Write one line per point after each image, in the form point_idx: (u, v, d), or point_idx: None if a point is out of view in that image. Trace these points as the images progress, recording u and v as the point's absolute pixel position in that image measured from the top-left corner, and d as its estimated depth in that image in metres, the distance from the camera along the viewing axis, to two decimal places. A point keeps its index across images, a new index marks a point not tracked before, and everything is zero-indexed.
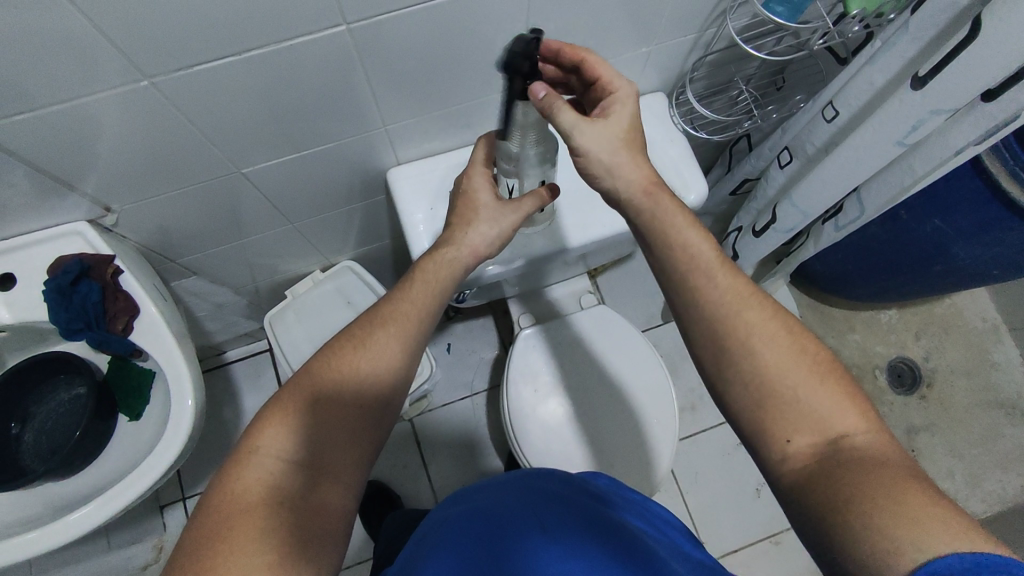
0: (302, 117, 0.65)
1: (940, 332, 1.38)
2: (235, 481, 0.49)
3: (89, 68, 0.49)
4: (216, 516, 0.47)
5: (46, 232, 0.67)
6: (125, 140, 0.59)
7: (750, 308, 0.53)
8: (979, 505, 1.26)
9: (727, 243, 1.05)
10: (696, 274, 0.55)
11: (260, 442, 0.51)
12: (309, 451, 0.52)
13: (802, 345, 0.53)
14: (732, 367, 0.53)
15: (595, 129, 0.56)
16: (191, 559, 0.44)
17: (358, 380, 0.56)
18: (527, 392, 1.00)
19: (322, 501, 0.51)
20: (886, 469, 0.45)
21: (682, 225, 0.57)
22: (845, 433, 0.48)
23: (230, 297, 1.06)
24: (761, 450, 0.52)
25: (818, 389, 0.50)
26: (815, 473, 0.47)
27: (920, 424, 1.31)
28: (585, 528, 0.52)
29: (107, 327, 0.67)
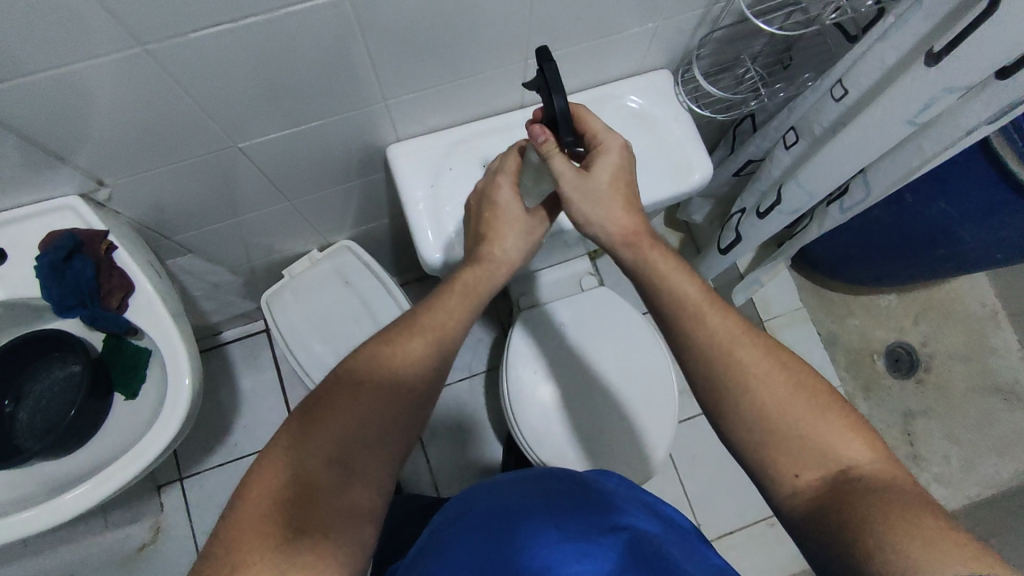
0: (301, 90, 0.63)
1: (940, 317, 1.38)
2: (271, 473, 0.49)
3: (82, 33, 0.48)
4: (251, 509, 0.46)
5: (40, 206, 0.65)
6: (119, 111, 0.58)
7: (745, 347, 0.56)
8: (973, 488, 1.27)
9: (730, 225, 1.01)
10: (687, 318, 0.59)
11: (298, 436, 0.51)
12: (347, 448, 0.52)
13: (798, 376, 0.55)
14: (738, 403, 0.55)
15: (583, 178, 0.62)
16: (227, 550, 0.44)
17: (393, 385, 0.56)
18: (526, 374, 1.00)
19: (355, 502, 0.50)
20: (898, 500, 0.47)
21: (666, 272, 0.61)
22: (851, 464, 0.50)
23: (226, 276, 1.04)
24: (768, 488, 0.53)
25: (820, 419, 0.52)
26: (824, 507, 0.49)
27: (917, 409, 1.32)
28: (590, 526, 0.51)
29: (101, 305, 0.66)
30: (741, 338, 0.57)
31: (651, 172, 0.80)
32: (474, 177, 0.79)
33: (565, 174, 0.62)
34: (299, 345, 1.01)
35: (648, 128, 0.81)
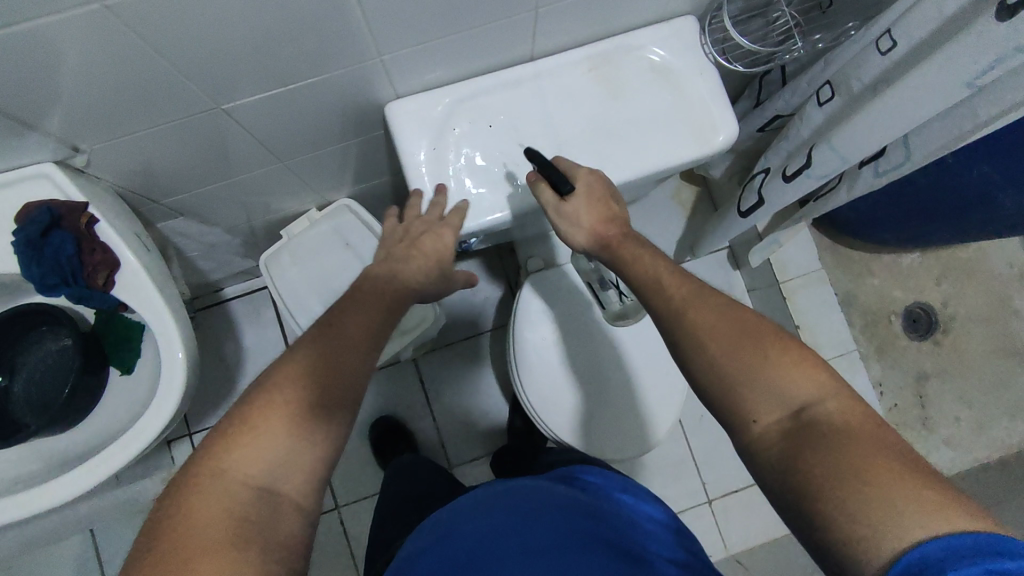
0: (286, 47, 0.57)
1: (963, 277, 1.33)
2: (192, 511, 0.46)
3: None
4: (170, 554, 0.44)
5: (12, 174, 0.60)
6: (83, 74, 0.52)
7: (696, 305, 0.56)
8: (982, 450, 1.25)
9: (752, 186, 0.94)
10: (649, 290, 0.60)
11: (220, 469, 0.49)
12: (271, 474, 0.50)
13: (745, 320, 0.54)
14: (691, 360, 0.54)
15: (565, 209, 0.66)
16: None
17: (322, 384, 0.55)
18: (533, 338, 0.97)
19: (287, 529, 0.49)
20: (857, 439, 0.45)
21: (643, 255, 0.62)
22: (807, 405, 0.48)
23: (222, 236, 1.00)
24: (734, 435, 0.52)
25: (770, 361, 0.50)
26: (783, 454, 0.47)
27: (931, 371, 1.29)
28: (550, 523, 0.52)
29: (85, 283, 0.62)
30: (695, 298, 0.56)
31: (673, 133, 0.74)
32: (482, 138, 0.74)
33: (549, 203, 0.67)
34: (300, 308, 0.98)
35: (670, 85, 0.74)
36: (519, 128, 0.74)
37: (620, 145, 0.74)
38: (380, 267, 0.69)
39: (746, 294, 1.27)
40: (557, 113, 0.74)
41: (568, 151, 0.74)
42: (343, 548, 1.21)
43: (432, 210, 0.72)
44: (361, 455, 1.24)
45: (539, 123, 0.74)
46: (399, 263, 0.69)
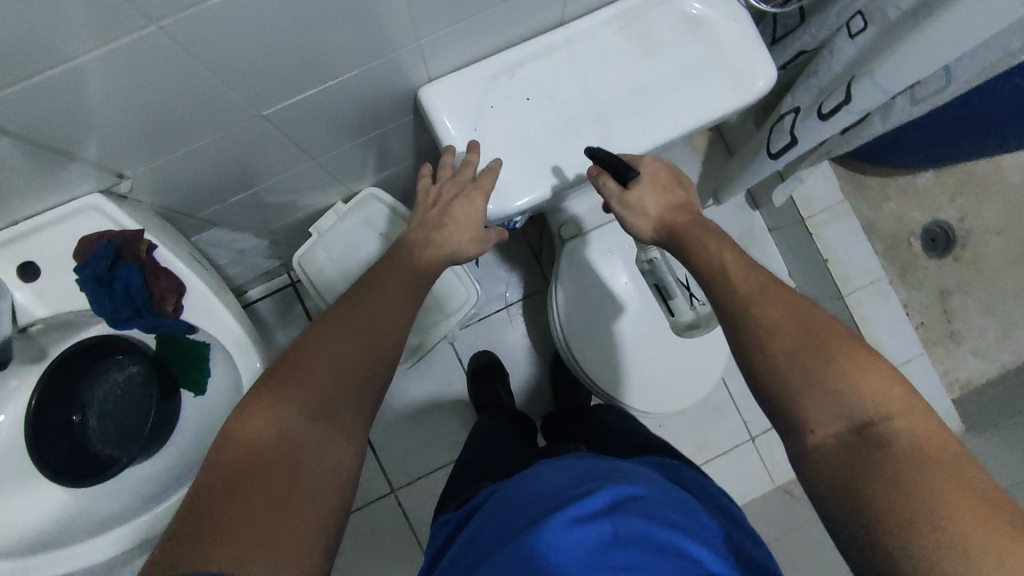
0: (327, 43, 0.55)
1: (978, 190, 1.34)
2: (243, 431, 0.49)
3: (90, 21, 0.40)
4: (224, 472, 0.47)
5: (60, 210, 0.59)
6: (128, 98, 0.50)
7: (763, 300, 0.54)
8: (1010, 356, 1.29)
9: (782, 125, 0.93)
10: (712, 283, 0.58)
11: (270, 396, 0.51)
12: (319, 403, 0.52)
13: (812, 319, 0.52)
14: (752, 353, 0.53)
15: (629, 199, 0.67)
16: (199, 517, 0.44)
17: (369, 335, 0.57)
18: (578, 306, 0.99)
19: (338, 458, 0.51)
20: (925, 466, 0.43)
21: (711, 247, 0.61)
22: (875, 420, 0.46)
23: (251, 241, 0.99)
24: (789, 441, 0.51)
25: (836, 368, 0.49)
26: (841, 466, 0.46)
27: (954, 286, 1.31)
28: (610, 517, 0.44)
29: (155, 310, 0.61)
30: (759, 293, 0.55)
31: (711, 86, 0.73)
32: (519, 112, 0.72)
33: (612, 193, 0.68)
34: None
35: (704, 36, 0.72)
36: (556, 98, 0.72)
37: (661, 104, 0.73)
38: (415, 232, 0.70)
39: (767, 232, 1.32)
40: (592, 78, 0.72)
41: (609, 115, 0.72)
42: (406, 528, 1.23)
43: (464, 170, 0.70)
44: (410, 438, 1.25)
45: (575, 91, 0.72)
46: (437, 229, 0.69)
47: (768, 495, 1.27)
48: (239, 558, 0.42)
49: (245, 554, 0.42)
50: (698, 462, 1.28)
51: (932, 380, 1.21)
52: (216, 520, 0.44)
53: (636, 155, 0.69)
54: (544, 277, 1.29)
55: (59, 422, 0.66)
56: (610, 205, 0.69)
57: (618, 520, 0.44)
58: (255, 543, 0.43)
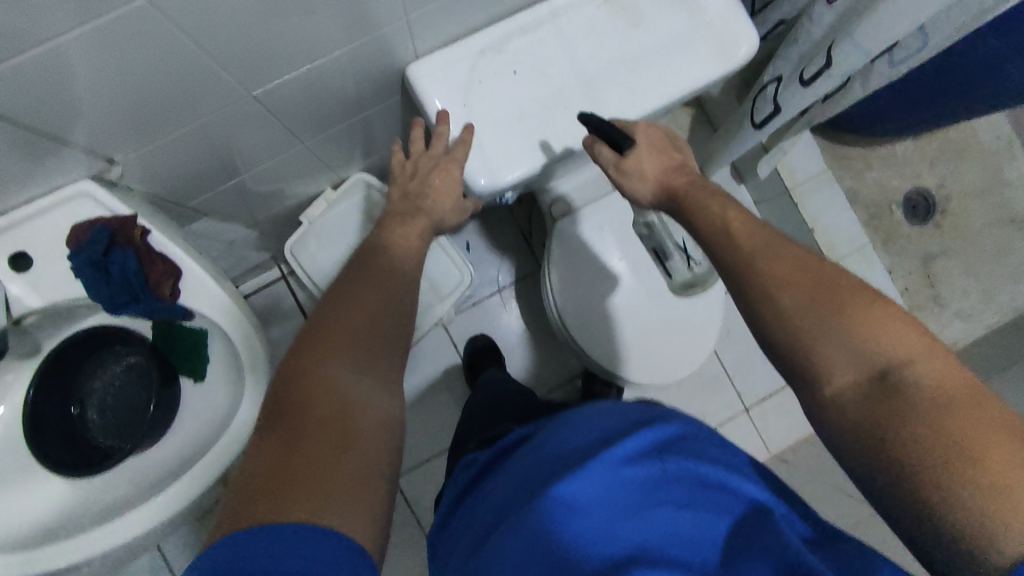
0: (318, 19, 0.55)
1: (956, 157, 1.37)
2: (297, 398, 0.50)
3: None
4: (286, 439, 0.48)
5: (51, 198, 0.59)
6: (119, 78, 0.50)
7: (769, 257, 0.55)
8: (992, 316, 1.33)
9: (764, 95, 0.94)
10: (717, 241, 0.59)
11: (312, 366, 0.53)
12: (360, 365, 0.54)
13: (818, 270, 0.52)
14: (761, 311, 0.53)
15: (626, 165, 0.67)
16: (264, 484, 0.45)
17: (385, 304, 0.61)
18: (573, 281, 1.00)
19: (384, 414, 0.53)
20: (951, 409, 0.44)
21: (715, 206, 0.61)
22: (895, 365, 0.47)
23: (241, 232, 0.98)
24: (804, 392, 0.52)
25: (848, 317, 0.49)
26: (865, 414, 0.47)
27: (936, 251, 1.34)
28: (659, 455, 0.47)
29: (154, 295, 0.61)
30: (763, 249, 0.55)
31: (697, 53, 0.74)
32: (509, 86, 0.72)
33: (609, 162, 0.68)
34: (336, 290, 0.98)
35: (685, 5, 0.73)
36: (545, 71, 0.72)
37: (647, 74, 0.73)
38: (401, 203, 0.73)
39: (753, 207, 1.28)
40: (580, 50, 0.73)
41: (595, 87, 0.73)
42: (410, 515, 1.23)
43: (438, 143, 0.71)
44: (409, 426, 1.25)
45: (564, 63, 0.73)
46: (421, 200, 0.72)
47: (765, 464, 1.30)
48: (313, 508, 0.44)
49: (317, 505, 0.44)
50: None
51: None
52: (284, 474, 0.45)
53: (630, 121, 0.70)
54: (535, 259, 1.30)
55: (56, 414, 0.66)
56: (608, 174, 0.70)
57: (667, 458, 0.47)
58: (324, 494, 0.45)
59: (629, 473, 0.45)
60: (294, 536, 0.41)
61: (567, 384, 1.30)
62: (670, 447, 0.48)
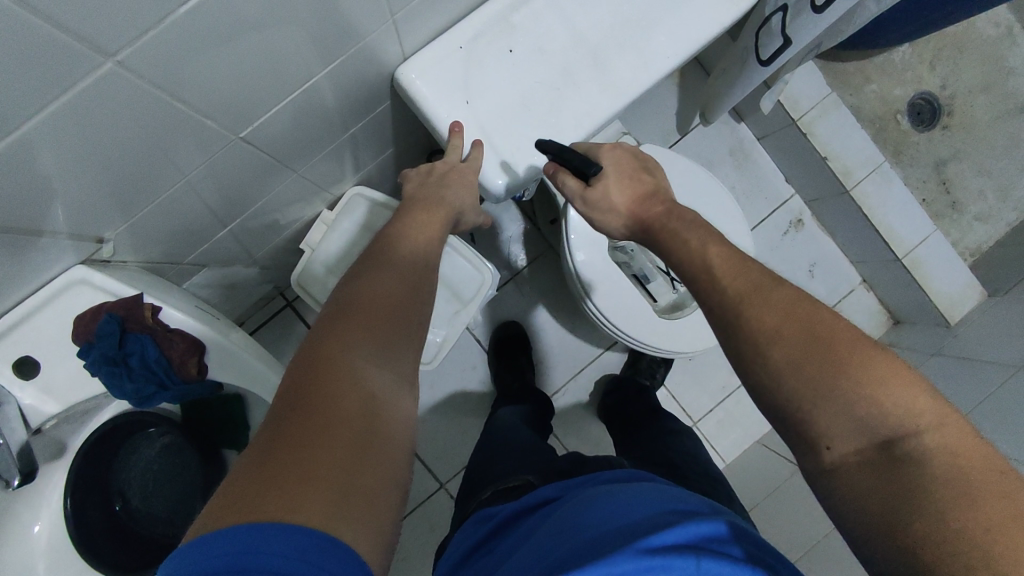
0: (299, 44, 0.49)
1: (954, 54, 1.20)
2: (317, 379, 0.41)
3: (41, 71, 0.34)
4: (297, 423, 0.39)
5: (45, 293, 0.54)
6: (92, 152, 0.44)
7: (758, 301, 0.49)
8: (1015, 214, 1.16)
9: (770, 26, 0.87)
10: (701, 275, 0.54)
11: (333, 348, 0.44)
12: (383, 356, 0.46)
13: (816, 317, 0.46)
14: (753, 368, 0.47)
15: (592, 195, 0.64)
16: (264, 480, 0.36)
17: (406, 293, 0.53)
18: (598, 259, 0.95)
19: (406, 416, 0.45)
20: (973, 493, 0.37)
21: (698, 242, 0.56)
22: (904, 433, 0.41)
23: (243, 272, 0.92)
24: (801, 454, 0.45)
25: (849, 378, 0.43)
26: (872, 487, 0.41)
27: (947, 156, 1.19)
28: (694, 549, 0.37)
29: (180, 377, 0.58)
30: (751, 295, 0.49)
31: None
32: (510, 69, 0.66)
33: (575, 192, 0.65)
34: None
35: None
36: (545, 48, 0.66)
37: (658, 32, 0.67)
38: (421, 190, 0.67)
39: (757, 141, 1.33)
40: (579, 18, 0.66)
41: (603, 55, 0.67)
42: None
43: (454, 141, 0.66)
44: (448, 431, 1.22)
45: (564, 36, 0.66)
46: (443, 189, 0.66)
47: None
48: (325, 514, 0.35)
49: (333, 508, 0.36)
50: (736, 384, 1.28)
51: (947, 257, 1.15)
52: (294, 465, 0.36)
53: (595, 145, 0.66)
54: (545, 239, 1.24)
55: (100, 514, 0.62)
56: (574, 205, 0.66)
57: (703, 552, 0.37)
58: (342, 498, 0.36)
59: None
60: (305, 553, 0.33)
61: (600, 360, 1.25)
62: (713, 546, 0.38)
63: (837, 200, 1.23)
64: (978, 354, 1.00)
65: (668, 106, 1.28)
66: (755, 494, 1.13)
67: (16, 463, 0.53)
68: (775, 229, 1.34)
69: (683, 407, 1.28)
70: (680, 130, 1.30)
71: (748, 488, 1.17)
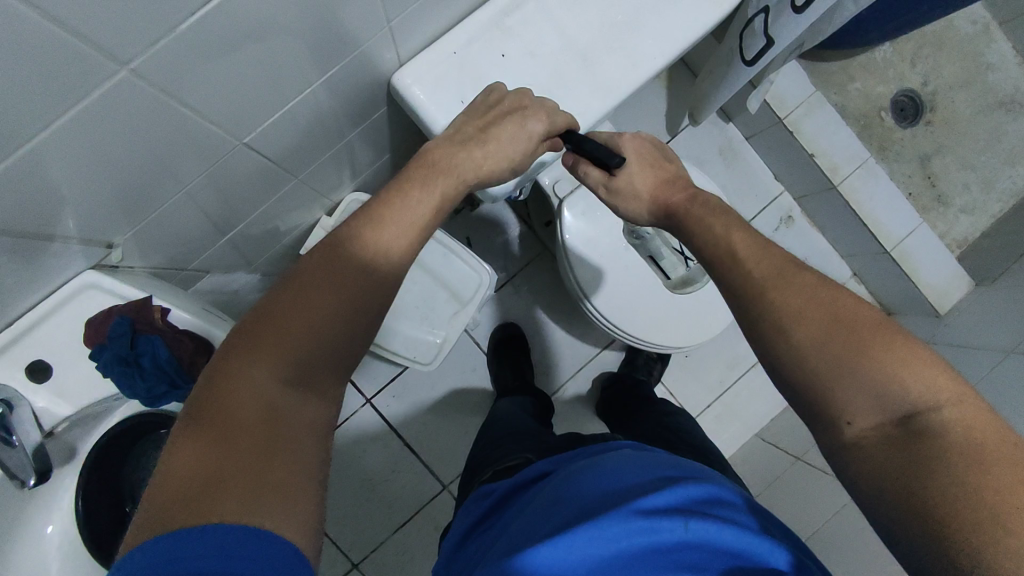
0: (299, 51, 0.50)
1: (934, 51, 1.21)
2: (220, 392, 0.42)
3: (60, 80, 0.36)
4: (195, 438, 0.39)
5: (57, 297, 0.57)
6: (104, 158, 0.46)
7: (781, 286, 0.51)
8: (997, 206, 1.17)
9: (754, 26, 0.89)
10: (727, 263, 0.55)
11: (239, 355, 0.43)
12: (297, 355, 0.45)
13: (836, 301, 0.48)
14: (776, 347, 0.49)
15: (616, 182, 0.66)
16: (169, 493, 0.37)
17: (348, 273, 0.49)
18: (592, 257, 0.97)
19: (313, 418, 0.44)
20: (983, 460, 0.39)
21: (723, 231, 0.58)
22: (922, 409, 0.43)
23: (245, 278, 0.93)
24: (818, 429, 0.47)
25: (869, 356, 0.45)
26: (887, 460, 0.42)
27: (931, 151, 1.21)
28: (682, 513, 0.40)
29: (190, 377, 0.59)
30: (775, 279, 0.51)
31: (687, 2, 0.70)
32: (502, 73, 0.68)
33: (598, 181, 0.67)
34: None
35: None
36: (536, 52, 0.68)
37: (646, 33, 0.70)
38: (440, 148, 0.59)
39: (745, 140, 1.36)
40: (568, 22, 0.68)
41: (592, 56, 0.69)
42: None
43: None
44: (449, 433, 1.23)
45: (555, 39, 0.68)
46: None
47: None
48: (236, 513, 0.36)
49: (239, 512, 0.37)
50: (732, 379, 1.30)
51: (931, 250, 1.18)
52: (194, 476, 0.38)
53: (615, 134, 0.68)
54: (540, 241, 1.26)
55: (112, 516, 0.62)
56: (598, 194, 0.68)
57: (690, 515, 0.40)
58: (252, 496, 0.38)
59: (646, 538, 0.39)
60: (226, 544, 0.34)
61: (598, 358, 1.27)
62: (703, 509, 0.41)
63: (826, 195, 1.26)
64: (969, 342, 1.01)
65: (657, 108, 1.30)
66: (756, 486, 1.15)
67: (31, 463, 0.55)
68: (765, 227, 1.37)
69: (681, 403, 1.30)
70: (669, 132, 1.32)
71: (749, 480, 1.19)
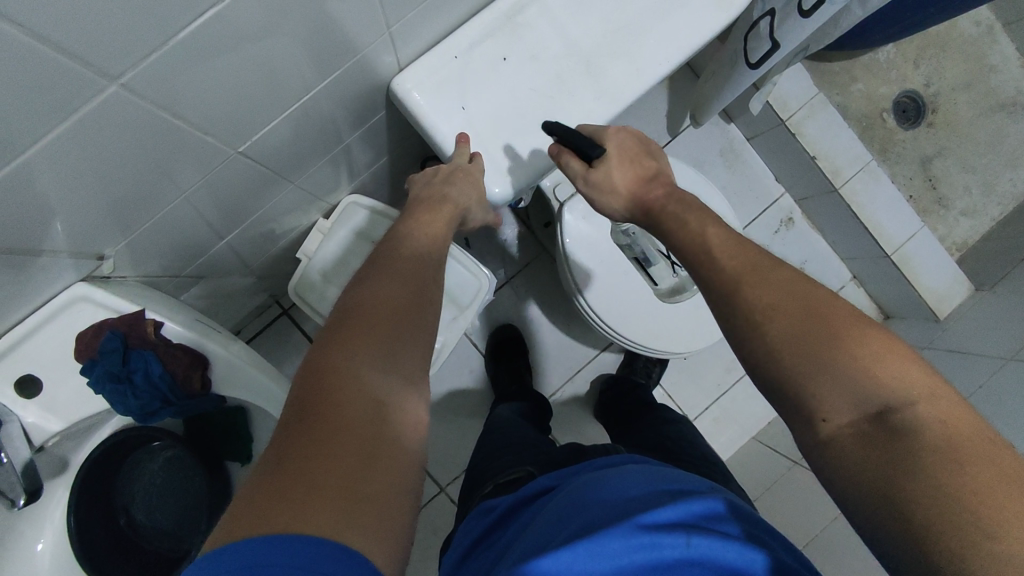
0: (294, 60, 0.49)
1: (938, 51, 1.20)
2: (324, 392, 0.41)
3: (41, 97, 0.34)
4: (297, 438, 0.38)
5: (46, 312, 0.55)
6: (91, 172, 0.44)
7: (759, 281, 0.49)
8: (998, 208, 1.16)
9: (760, 28, 0.87)
10: (701, 259, 0.54)
11: (338, 359, 0.44)
12: (387, 362, 0.45)
13: (810, 294, 0.48)
14: (751, 343, 0.48)
15: (596, 175, 0.64)
16: (278, 494, 0.35)
17: (411, 293, 0.52)
18: (593, 262, 0.96)
19: (414, 421, 0.45)
20: (961, 458, 0.38)
21: (701, 224, 0.56)
22: (899, 405, 0.42)
23: (240, 282, 0.92)
24: (797, 427, 0.46)
25: (845, 352, 0.44)
26: (866, 456, 0.41)
27: (933, 153, 1.20)
28: (683, 528, 0.39)
29: (185, 394, 0.59)
30: (751, 272, 0.50)
31: (692, 6, 0.68)
32: (503, 78, 0.66)
33: (578, 173, 0.65)
34: None
35: None
36: (539, 56, 0.66)
37: (651, 37, 0.68)
38: (427, 190, 0.67)
39: (747, 141, 1.35)
40: (571, 25, 0.66)
41: (594, 59, 0.68)
42: None
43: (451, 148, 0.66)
44: None
45: (557, 42, 0.66)
46: (445, 187, 0.66)
47: None
48: (337, 522, 0.35)
49: (338, 518, 0.35)
50: (730, 382, 1.30)
51: (931, 255, 1.17)
52: (293, 475, 0.37)
53: (600, 127, 0.66)
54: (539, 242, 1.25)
55: (107, 532, 0.61)
56: (575, 185, 0.66)
57: (692, 530, 0.39)
58: (348, 508, 0.36)
59: (647, 554, 0.38)
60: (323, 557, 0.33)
61: (596, 360, 1.26)
62: (701, 526, 0.40)
63: (827, 197, 1.25)
64: (969, 347, 1.01)
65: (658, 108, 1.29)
66: (753, 489, 1.15)
67: (21, 483, 0.55)
68: (764, 229, 1.36)
69: (679, 405, 1.29)
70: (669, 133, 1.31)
71: (747, 483, 1.18)
